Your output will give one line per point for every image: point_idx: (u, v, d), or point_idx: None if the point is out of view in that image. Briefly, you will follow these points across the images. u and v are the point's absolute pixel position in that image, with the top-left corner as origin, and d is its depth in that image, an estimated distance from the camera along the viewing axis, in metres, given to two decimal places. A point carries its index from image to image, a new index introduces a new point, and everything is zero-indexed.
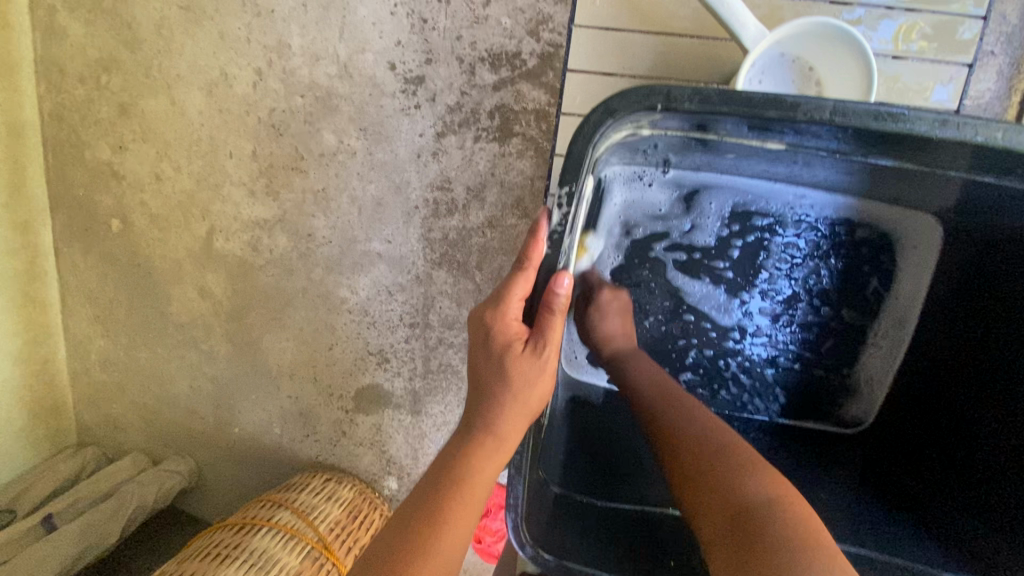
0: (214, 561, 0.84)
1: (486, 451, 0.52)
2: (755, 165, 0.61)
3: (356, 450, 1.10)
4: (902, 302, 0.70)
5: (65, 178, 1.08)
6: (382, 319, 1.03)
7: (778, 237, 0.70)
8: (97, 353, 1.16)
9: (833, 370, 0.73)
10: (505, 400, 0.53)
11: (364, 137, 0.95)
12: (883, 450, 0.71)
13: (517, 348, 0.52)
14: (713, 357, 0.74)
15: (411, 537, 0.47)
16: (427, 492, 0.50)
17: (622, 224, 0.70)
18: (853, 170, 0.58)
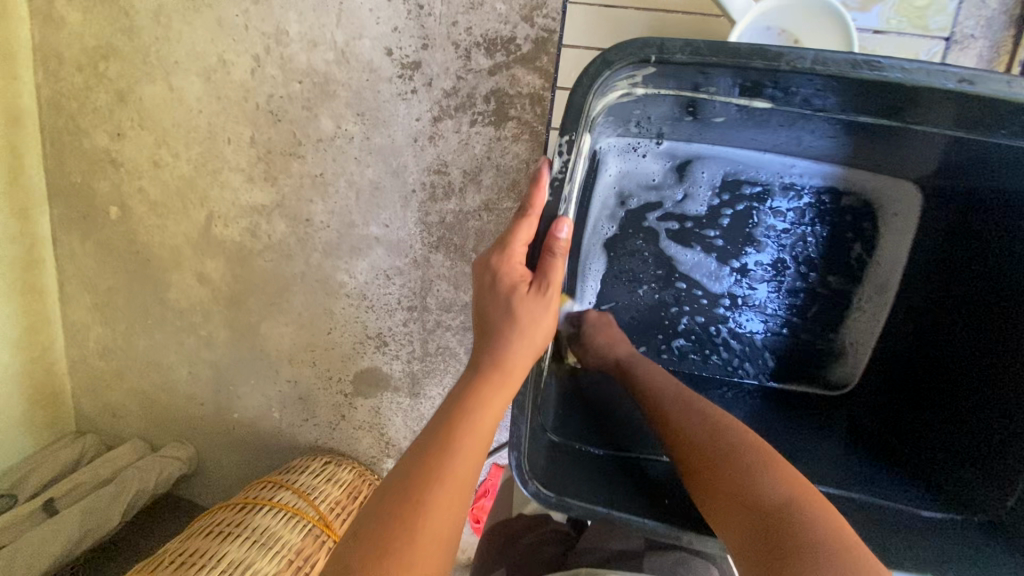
0: (218, 538, 0.86)
1: (491, 383, 0.50)
2: (744, 131, 0.64)
3: (356, 433, 1.12)
4: (882, 269, 0.72)
5: (63, 167, 1.09)
6: (380, 303, 1.04)
7: (767, 205, 0.73)
8: (96, 341, 1.16)
9: (819, 336, 0.76)
10: (511, 336, 0.52)
11: (361, 122, 0.96)
12: (869, 407, 0.73)
13: (522, 289, 0.51)
14: (704, 323, 0.77)
15: (419, 469, 0.46)
16: (436, 422, 0.49)
17: (617, 194, 0.74)
18: (835, 132, 0.60)
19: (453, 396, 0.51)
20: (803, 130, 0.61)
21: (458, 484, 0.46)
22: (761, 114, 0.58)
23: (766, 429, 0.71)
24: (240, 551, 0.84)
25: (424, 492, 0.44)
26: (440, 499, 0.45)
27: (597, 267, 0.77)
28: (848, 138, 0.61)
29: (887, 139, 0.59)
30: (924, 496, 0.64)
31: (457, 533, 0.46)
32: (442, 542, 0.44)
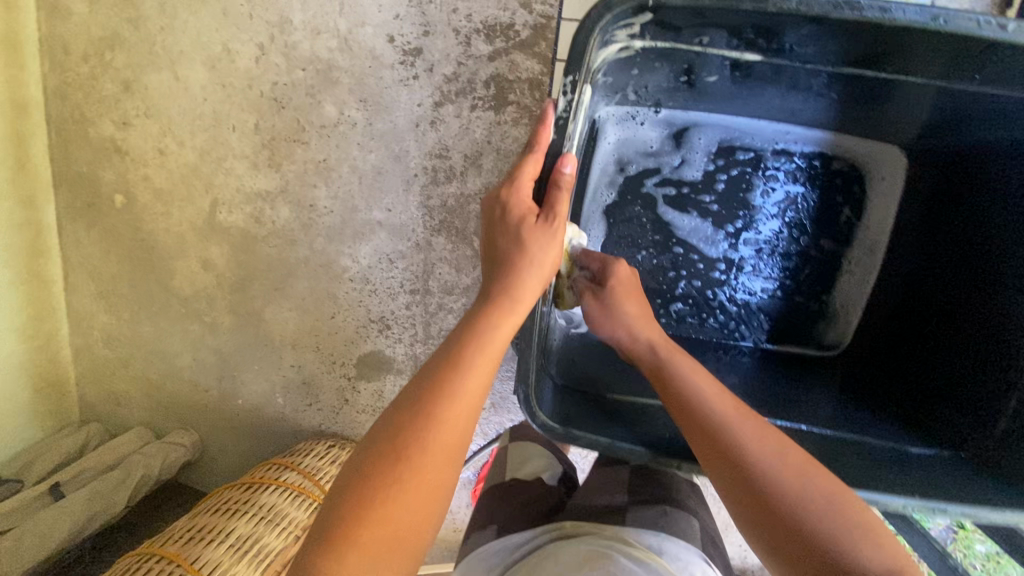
0: (224, 515, 0.87)
1: (501, 309, 0.52)
2: (737, 94, 0.69)
3: (358, 417, 1.13)
4: (872, 230, 0.76)
5: (69, 156, 1.10)
6: (383, 286, 1.06)
7: (761, 170, 0.75)
8: (100, 329, 1.18)
9: (812, 298, 0.78)
10: (521, 266, 0.54)
11: (364, 108, 0.99)
12: (863, 362, 0.76)
13: (530, 220, 0.55)
14: (701, 288, 0.79)
15: (431, 386, 0.48)
16: (448, 345, 0.51)
17: (616, 161, 0.77)
18: (823, 87, 0.66)
19: (466, 320, 0.53)
20: (795, 90, 0.66)
21: (467, 402, 0.48)
22: (755, 72, 0.64)
23: (763, 392, 0.73)
24: (248, 527, 0.85)
25: (435, 408, 0.47)
26: (450, 416, 0.47)
27: (597, 233, 0.78)
28: (835, 96, 0.67)
29: (874, 95, 0.65)
30: (916, 438, 0.67)
31: (465, 447, 0.49)
32: (451, 455, 0.47)
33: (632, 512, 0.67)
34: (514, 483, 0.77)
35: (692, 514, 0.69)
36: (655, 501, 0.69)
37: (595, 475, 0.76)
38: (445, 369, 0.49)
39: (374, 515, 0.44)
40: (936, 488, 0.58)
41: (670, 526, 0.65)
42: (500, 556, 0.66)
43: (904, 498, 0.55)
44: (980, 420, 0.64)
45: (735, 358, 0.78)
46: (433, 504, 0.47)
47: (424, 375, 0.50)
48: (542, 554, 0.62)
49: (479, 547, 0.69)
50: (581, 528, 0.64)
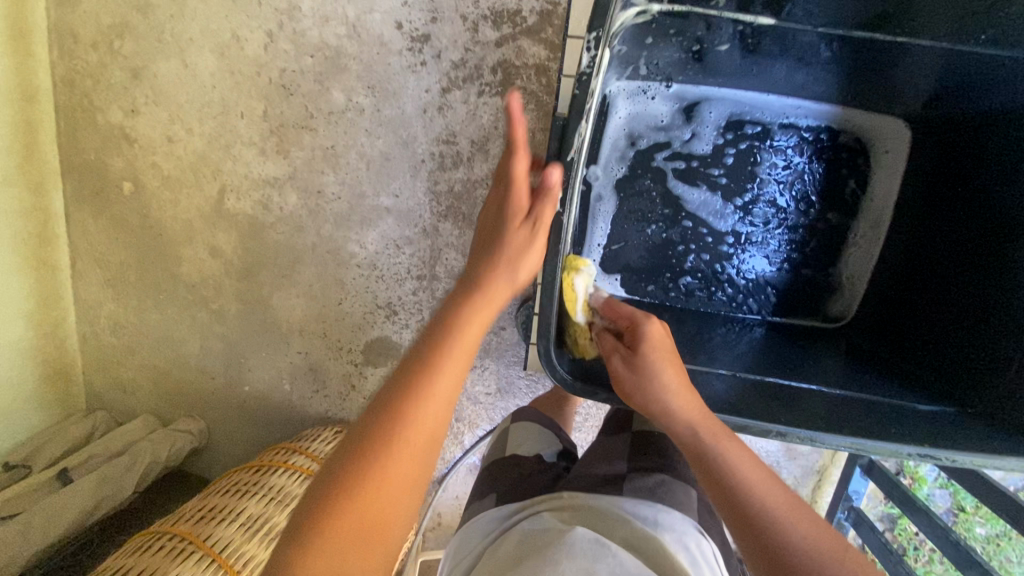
0: (234, 495, 0.87)
1: (473, 303, 0.54)
2: (747, 69, 0.73)
3: (365, 403, 1.14)
4: (876, 203, 0.78)
5: (77, 144, 1.11)
6: (390, 272, 1.07)
7: (768, 144, 0.78)
8: (107, 317, 1.18)
9: (818, 270, 0.81)
10: (503, 265, 0.56)
11: (372, 95, 1.00)
12: (868, 330, 0.78)
13: (516, 223, 0.56)
14: (710, 261, 0.80)
15: (399, 384, 0.49)
16: (422, 342, 0.52)
17: (627, 136, 0.78)
18: (830, 58, 0.70)
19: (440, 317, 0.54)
20: (804, 64, 0.71)
21: (432, 398, 0.48)
22: (768, 40, 0.67)
23: (771, 362, 0.74)
24: (258, 507, 0.85)
25: (399, 406, 0.48)
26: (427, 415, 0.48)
27: (607, 208, 0.79)
28: (846, 67, 0.71)
29: (883, 63, 0.69)
30: (920, 397, 0.69)
31: (432, 446, 0.49)
32: (418, 451, 0.47)
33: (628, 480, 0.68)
34: (515, 458, 0.78)
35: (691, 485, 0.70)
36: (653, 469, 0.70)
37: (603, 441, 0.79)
38: (414, 366, 0.50)
39: (338, 513, 0.44)
40: (939, 440, 0.60)
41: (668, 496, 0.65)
42: (496, 524, 0.66)
43: (909, 448, 0.58)
44: (985, 377, 0.65)
45: (742, 331, 0.79)
46: (399, 504, 0.46)
47: (396, 375, 0.51)
48: (530, 522, 0.62)
49: (479, 516, 0.69)
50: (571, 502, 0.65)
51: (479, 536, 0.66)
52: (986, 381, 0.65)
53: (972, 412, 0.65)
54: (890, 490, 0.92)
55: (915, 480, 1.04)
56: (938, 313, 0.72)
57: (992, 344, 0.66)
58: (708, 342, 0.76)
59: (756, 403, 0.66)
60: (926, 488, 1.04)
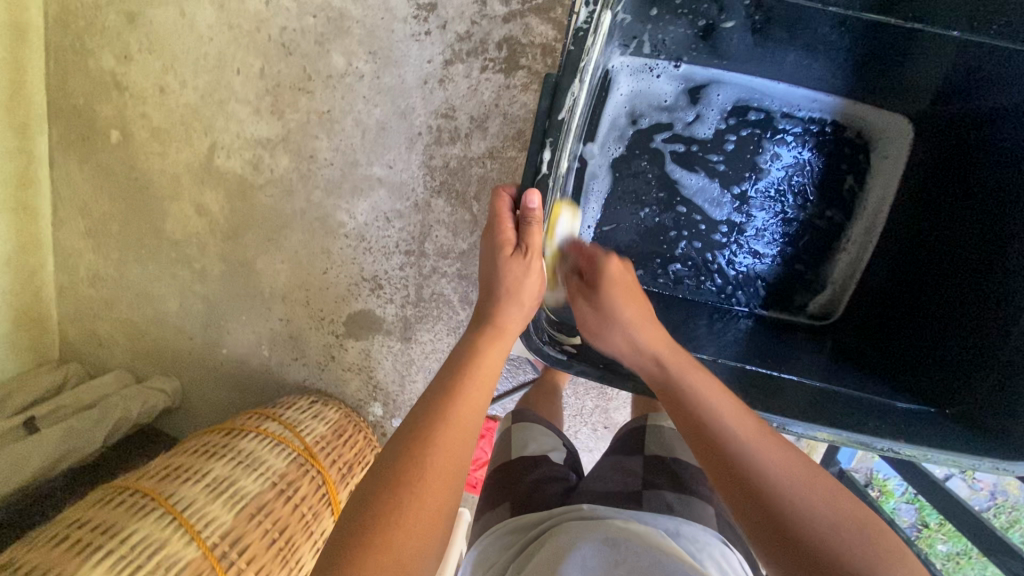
0: (203, 456, 0.85)
1: (487, 338, 0.62)
2: (754, 53, 0.73)
3: (344, 375, 1.12)
4: (871, 206, 0.77)
5: (66, 87, 1.08)
6: (378, 245, 1.05)
7: (771, 134, 0.77)
8: (86, 268, 1.16)
9: (809, 267, 0.80)
10: (502, 295, 0.63)
11: (372, 61, 0.98)
12: (851, 326, 0.78)
13: (507, 253, 0.62)
14: (701, 250, 0.80)
15: (432, 417, 0.54)
16: (447, 375, 0.59)
17: (629, 113, 0.77)
18: (838, 44, 0.70)
19: (460, 354, 0.62)
20: (812, 53, 0.72)
21: (462, 427, 0.54)
22: (775, 23, 0.69)
23: (756, 356, 0.74)
24: (225, 470, 0.83)
25: (435, 433, 0.53)
26: (447, 439, 0.53)
27: (601, 187, 0.79)
28: (849, 59, 0.72)
29: (888, 57, 0.70)
30: (907, 398, 0.69)
31: (462, 472, 0.53)
32: (453, 475, 0.52)
33: (644, 501, 0.63)
34: (520, 465, 0.73)
35: (708, 501, 0.65)
36: (661, 489, 0.65)
37: (605, 465, 0.72)
38: (445, 396, 0.56)
39: (387, 543, 0.46)
40: (914, 437, 0.61)
41: (687, 511, 0.62)
42: (517, 535, 0.62)
43: (891, 441, 0.59)
44: (963, 381, 0.66)
45: (730, 324, 0.79)
46: (435, 529, 0.50)
47: (421, 412, 0.55)
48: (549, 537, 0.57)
49: (495, 528, 0.65)
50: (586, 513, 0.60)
51: (499, 550, 0.62)
52: (967, 385, 0.65)
53: (954, 416, 0.65)
54: (860, 499, 0.92)
55: (884, 493, 1.03)
56: (925, 315, 0.72)
57: (977, 349, 0.66)
58: (695, 332, 0.76)
59: (739, 391, 0.66)
60: (892, 502, 1.03)
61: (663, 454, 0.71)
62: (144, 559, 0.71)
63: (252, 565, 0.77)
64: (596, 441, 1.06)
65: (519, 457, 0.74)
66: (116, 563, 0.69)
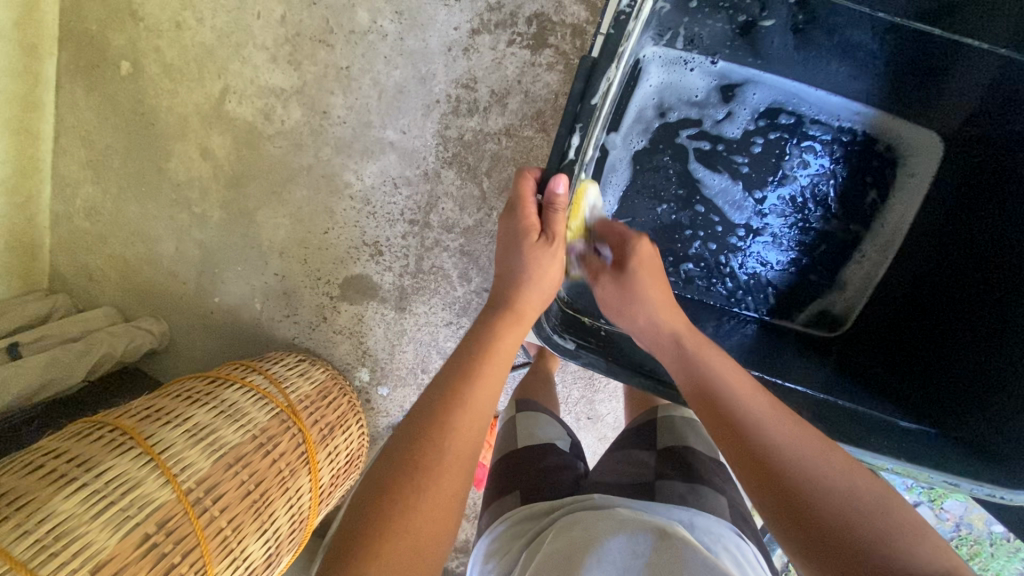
0: (184, 401, 0.83)
1: (506, 323, 0.61)
2: (793, 56, 0.72)
3: (334, 337, 1.11)
4: (887, 227, 0.76)
5: (80, 11, 1.05)
6: (383, 211, 1.04)
7: (798, 140, 0.76)
8: (83, 199, 1.13)
9: (823, 279, 0.79)
10: (523, 280, 0.62)
11: (398, 21, 0.96)
12: (859, 345, 0.77)
13: (532, 238, 0.61)
14: (715, 251, 0.80)
15: (447, 401, 0.54)
16: (464, 358, 0.58)
17: (657, 106, 0.76)
18: (876, 55, 0.70)
19: (473, 337, 0.61)
20: (848, 59, 0.71)
21: (480, 411, 0.54)
22: (818, 23, 0.68)
23: (757, 363, 0.74)
24: (207, 417, 0.82)
25: (454, 419, 0.52)
26: (463, 426, 0.52)
27: (620, 180, 0.78)
28: (885, 69, 0.71)
29: (929, 70, 0.70)
30: (910, 417, 0.68)
31: (478, 455, 0.53)
32: (469, 463, 0.52)
33: (657, 492, 0.62)
34: (527, 454, 0.71)
35: (719, 491, 0.64)
36: (672, 480, 0.63)
37: (612, 456, 0.73)
38: (462, 380, 0.56)
39: (398, 530, 0.46)
40: (916, 457, 0.61)
41: (700, 502, 0.60)
42: (527, 524, 0.60)
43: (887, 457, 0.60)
44: (973, 407, 0.65)
45: (736, 329, 0.79)
46: (452, 515, 0.49)
47: (433, 396, 0.55)
48: (561, 526, 0.56)
49: (508, 516, 0.63)
50: (597, 503, 0.59)
51: (510, 539, 0.60)
52: (976, 409, 0.64)
53: (956, 439, 0.64)
54: None
55: None
56: (935, 339, 0.72)
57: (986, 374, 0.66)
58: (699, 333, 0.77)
59: None
60: None
61: (674, 445, 0.70)
62: (117, 495, 0.68)
63: (226, 513, 0.75)
64: (578, 431, 1.06)
65: (528, 444, 0.73)
66: (89, 496, 0.66)
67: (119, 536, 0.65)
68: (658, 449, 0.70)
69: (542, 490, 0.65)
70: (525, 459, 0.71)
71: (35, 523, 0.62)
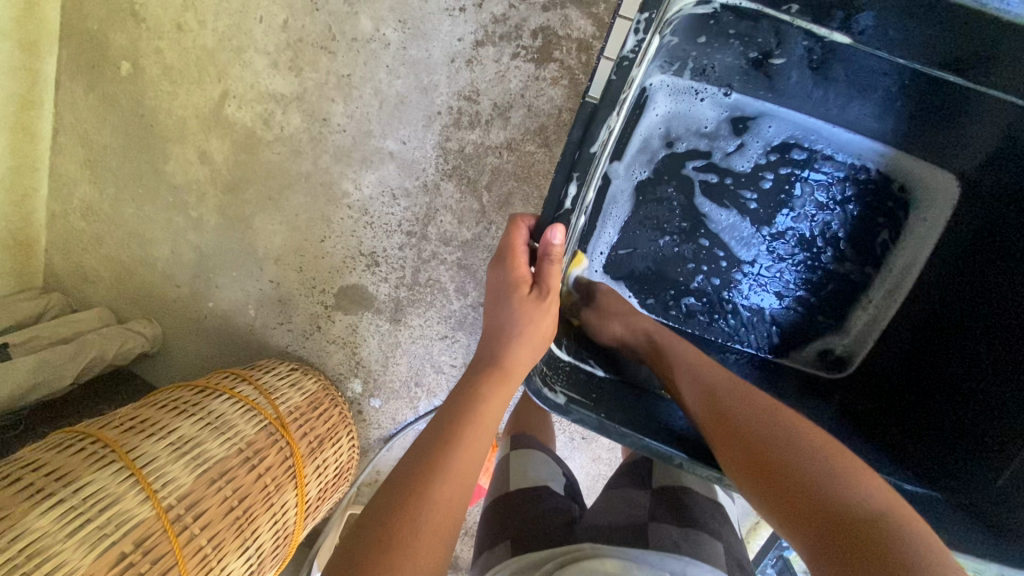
0: (171, 413, 0.82)
1: (493, 379, 0.60)
2: (810, 92, 0.70)
3: (327, 347, 1.10)
4: (899, 270, 0.74)
5: (82, 9, 1.03)
6: (380, 221, 1.02)
7: (807, 176, 0.75)
8: (80, 199, 1.12)
9: (830, 318, 0.78)
10: (512, 336, 0.61)
11: (401, 30, 0.94)
12: (862, 390, 0.76)
13: (523, 291, 0.60)
14: (717, 286, 0.78)
15: (426, 466, 0.52)
16: (446, 419, 0.57)
17: (663, 135, 0.75)
18: (893, 99, 0.67)
19: (457, 397, 0.60)
20: (862, 97, 0.68)
21: (460, 479, 0.52)
22: (836, 61, 0.65)
23: None
24: (192, 429, 0.80)
25: (432, 488, 0.51)
26: (442, 496, 0.51)
27: (620, 212, 0.76)
28: (907, 109, 0.68)
29: (949, 114, 0.66)
30: (913, 476, 0.67)
31: (456, 525, 0.52)
32: (445, 535, 0.50)
33: (650, 536, 0.60)
34: (520, 497, 0.69)
35: (715, 535, 0.62)
36: (666, 523, 0.62)
37: (608, 497, 0.70)
38: (444, 442, 0.54)
39: None
40: None
41: (693, 550, 0.58)
42: None
43: None
44: (976, 466, 0.64)
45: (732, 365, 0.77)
46: None
47: (415, 456, 0.54)
48: None
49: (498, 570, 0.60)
50: (585, 552, 0.57)
51: None
52: (978, 469, 0.63)
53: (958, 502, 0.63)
54: None
55: None
56: (937, 392, 0.70)
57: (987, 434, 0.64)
58: None
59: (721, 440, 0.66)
60: None
61: (669, 484, 0.68)
62: (94, 513, 0.66)
63: (206, 531, 0.74)
64: (571, 451, 1.04)
65: (520, 485, 0.71)
66: (65, 514, 0.65)
67: (93, 555, 0.64)
68: (653, 489, 0.68)
69: (531, 535, 0.63)
70: (518, 504, 0.68)
71: (8, 541, 0.61)
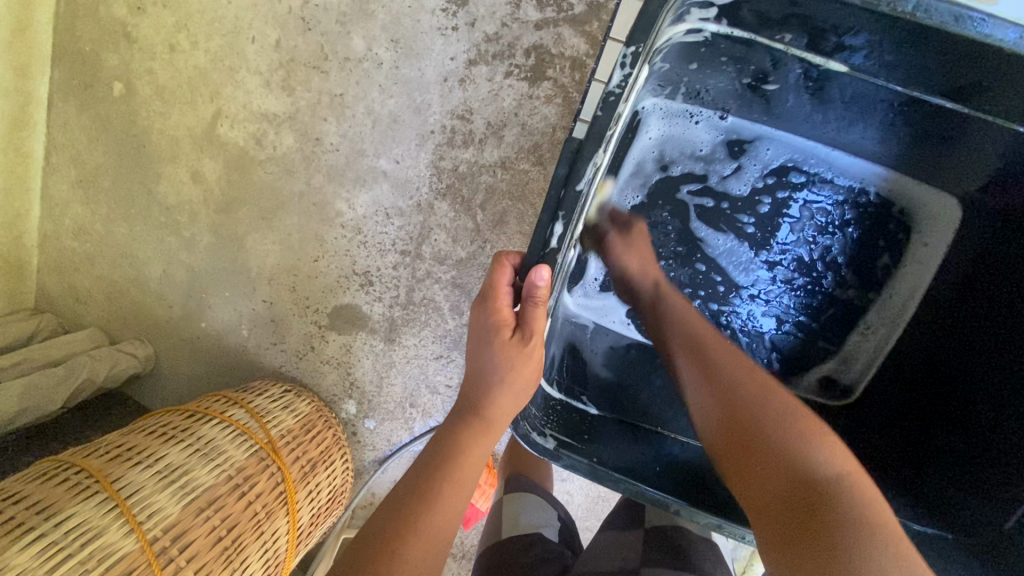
0: (158, 440, 0.80)
1: (473, 431, 0.59)
2: (808, 116, 0.69)
3: (321, 367, 1.08)
4: (902, 294, 0.73)
5: (74, 30, 1.03)
6: (374, 240, 1.01)
7: (805, 200, 0.74)
8: (72, 220, 1.11)
9: (830, 343, 0.77)
10: (494, 382, 0.59)
11: (394, 49, 0.94)
12: (863, 422, 0.76)
13: (505, 334, 0.58)
14: (715, 312, 0.77)
15: (401, 524, 0.52)
16: (425, 472, 0.56)
17: (658, 159, 0.74)
18: (891, 125, 0.67)
19: (437, 446, 0.59)
20: (858, 122, 0.68)
21: (431, 539, 0.52)
22: (831, 88, 0.64)
23: None
24: (180, 457, 0.78)
25: (404, 548, 0.50)
26: (413, 556, 0.50)
27: None
28: (903, 133, 0.67)
29: (946, 140, 0.65)
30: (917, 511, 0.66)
31: None
32: None
33: None
34: (515, 540, 0.69)
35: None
36: (662, 567, 0.60)
37: (602, 537, 0.69)
38: (421, 504, 0.53)
39: None
40: None
41: None
42: None
43: None
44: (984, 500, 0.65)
45: None
46: None
47: (391, 512, 0.53)
48: None
49: None
50: None
51: None
52: (988, 504, 0.64)
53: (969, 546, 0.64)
54: None
55: None
56: (938, 427, 0.71)
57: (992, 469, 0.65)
58: None
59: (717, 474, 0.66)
60: None
61: (664, 526, 0.67)
62: (77, 548, 0.65)
63: (192, 563, 0.72)
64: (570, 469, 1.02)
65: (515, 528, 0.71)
66: (47, 549, 0.63)
67: None
68: (647, 529, 0.68)
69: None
70: (512, 547, 0.67)
71: None
